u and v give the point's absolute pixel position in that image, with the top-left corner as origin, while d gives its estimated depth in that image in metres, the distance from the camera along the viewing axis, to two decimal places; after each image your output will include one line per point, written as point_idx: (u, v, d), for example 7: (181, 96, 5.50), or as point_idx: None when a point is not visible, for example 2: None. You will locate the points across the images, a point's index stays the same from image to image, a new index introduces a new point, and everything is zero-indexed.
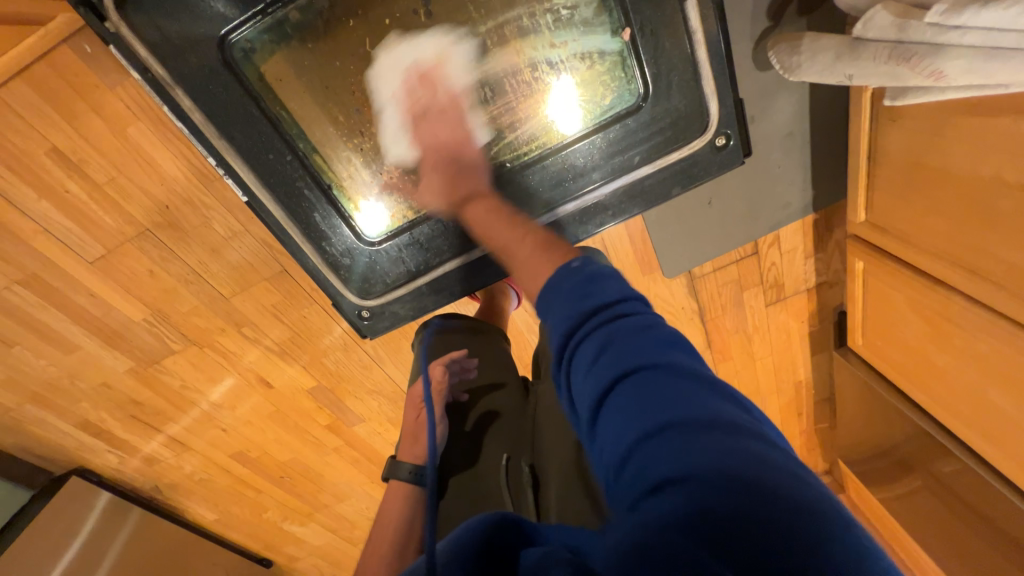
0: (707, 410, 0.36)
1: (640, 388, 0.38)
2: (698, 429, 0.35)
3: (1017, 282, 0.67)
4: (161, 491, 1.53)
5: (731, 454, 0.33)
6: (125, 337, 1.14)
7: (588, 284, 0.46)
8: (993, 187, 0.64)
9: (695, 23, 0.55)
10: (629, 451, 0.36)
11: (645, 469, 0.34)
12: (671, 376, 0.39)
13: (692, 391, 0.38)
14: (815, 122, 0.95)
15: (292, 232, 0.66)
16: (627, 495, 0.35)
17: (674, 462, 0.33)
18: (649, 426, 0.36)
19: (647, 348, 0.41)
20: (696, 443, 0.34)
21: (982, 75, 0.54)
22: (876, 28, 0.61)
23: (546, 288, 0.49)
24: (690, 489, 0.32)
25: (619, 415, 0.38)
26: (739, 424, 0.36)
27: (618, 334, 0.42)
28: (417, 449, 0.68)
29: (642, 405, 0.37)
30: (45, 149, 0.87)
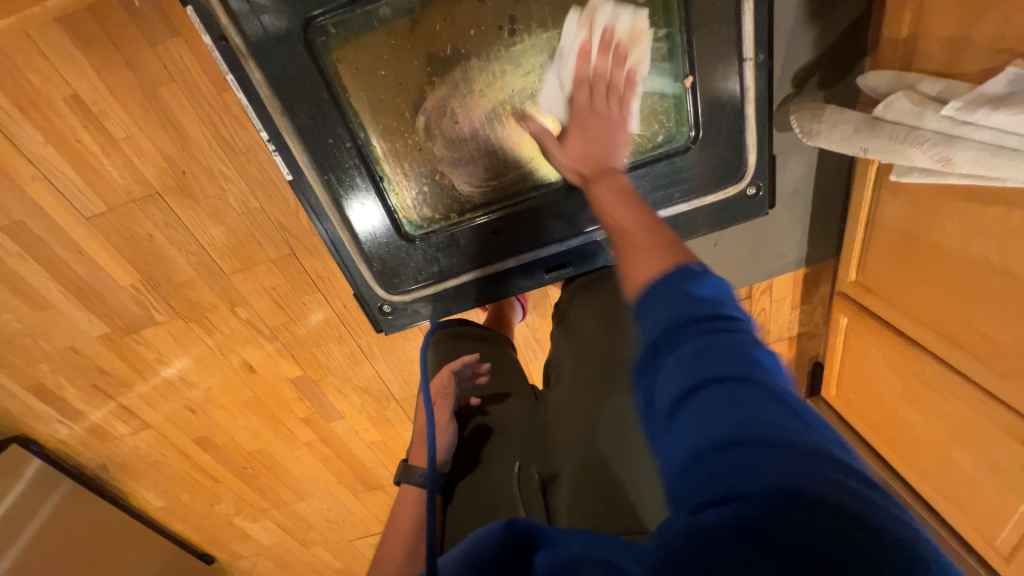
0: (796, 434, 0.36)
1: (722, 398, 0.38)
2: (784, 449, 0.35)
3: (992, 353, 0.74)
4: (107, 470, 1.42)
5: (816, 479, 0.33)
6: (106, 301, 1.07)
7: (692, 296, 0.44)
8: (979, 266, 0.72)
9: (749, 82, 0.61)
10: (700, 457, 0.37)
11: (719, 476, 0.35)
12: (763, 394, 0.38)
13: (780, 411, 0.37)
14: (819, 185, 1.03)
15: (333, 214, 0.66)
16: (695, 499, 0.36)
17: (753, 474, 0.34)
18: (731, 437, 0.36)
19: (740, 362, 0.40)
20: (777, 461, 0.34)
21: (987, 168, 0.62)
22: (895, 111, 0.68)
23: (643, 296, 0.49)
24: (763, 502, 0.32)
25: (697, 419, 0.38)
26: (830, 455, 0.35)
27: (709, 343, 0.41)
28: (426, 454, 0.69)
29: (724, 415, 0.37)
30: (65, 95, 0.83)
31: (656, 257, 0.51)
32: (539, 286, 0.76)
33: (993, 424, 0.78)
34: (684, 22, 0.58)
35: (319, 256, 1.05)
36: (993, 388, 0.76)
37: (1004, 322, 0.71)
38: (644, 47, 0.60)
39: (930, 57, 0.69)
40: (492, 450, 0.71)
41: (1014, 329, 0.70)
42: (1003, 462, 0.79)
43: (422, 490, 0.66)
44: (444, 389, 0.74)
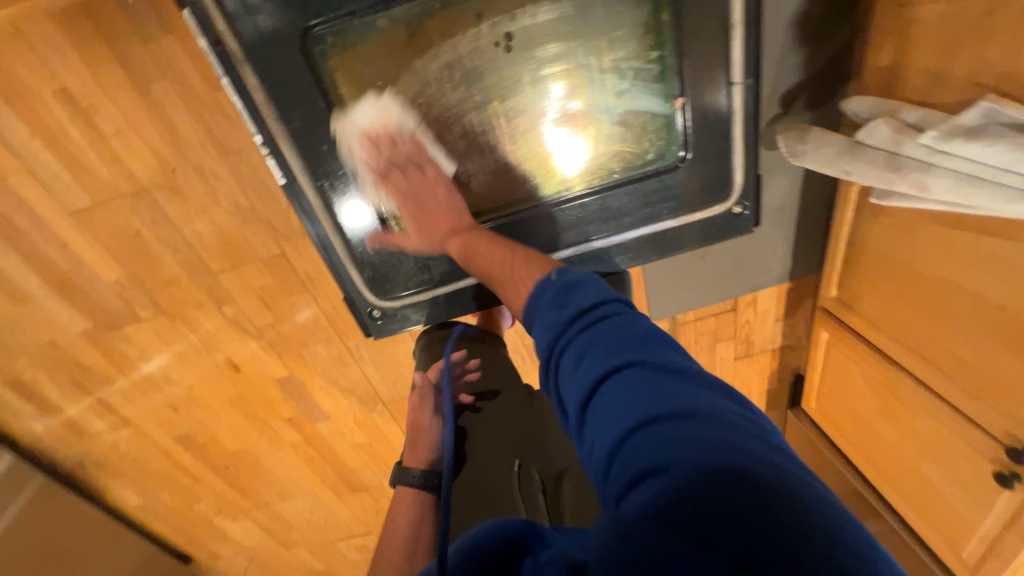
0: (698, 410, 0.41)
1: (628, 385, 0.44)
2: (696, 429, 0.39)
3: (960, 374, 0.78)
4: (83, 467, 1.39)
5: (723, 450, 0.37)
6: (90, 297, 1.06)
7: (566, 296, 0.55)
8: (951, 290, 0.75)
9: (737, 105, 0.63)
10: (618, 444, 0.41)
11: (629, 462, 0.39)
12: (654, 379, 0.44)
13: (683, 393, 0.43)
14: (804, 202, 1.06)
15: (324, 220, 0.66)
16: (615, 489, 0.40)
17: (660, 453, 0.38)
18: (638, 424, 0.41)
19: (637, 348, 0.47)
20: (683, 434, 0.39)
21: (960, 196, 0.64)
22: (876, 137, 0.71)
23: (536, 300, 0.58)
24: (686, 483, 0.35)
25: (606, 410, 0.44)
26: (727, 422, 0.40)
27: (599, 336, 0.50)
28: (420, 455, 0.72)
29: (629, 402, 0.43)
30: (54, 88, 0.82)
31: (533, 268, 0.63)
32: None
33: (961, 441, 0.81)
34: (675, 45, 0.59)
35: (309, 257, 1.05)
36: (963, 407, 0.79)
37: (973, 345, 0.74)
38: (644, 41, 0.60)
39: (913, 85, 0.72)
40: (486, 447, 0.72)
41: (984, 351, 0.72)
42: (969, 478, 0.82)
43: (420, 492, 0.68)
44: (421, 390, 0.76)
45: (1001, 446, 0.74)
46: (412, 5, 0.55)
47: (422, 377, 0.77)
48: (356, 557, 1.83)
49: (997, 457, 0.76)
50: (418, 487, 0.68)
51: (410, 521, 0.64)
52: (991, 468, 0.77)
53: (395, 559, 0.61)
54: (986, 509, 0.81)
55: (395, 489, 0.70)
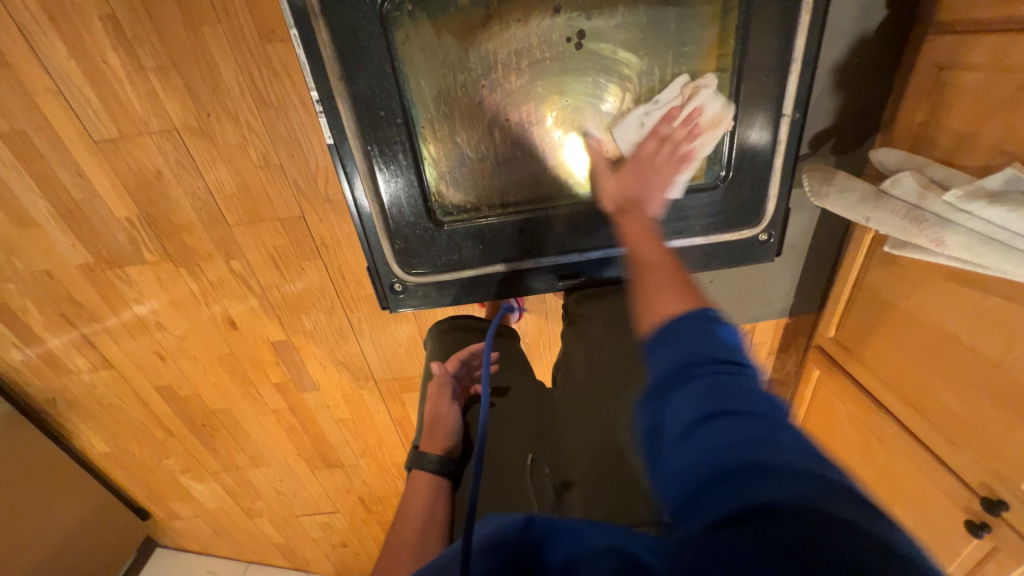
0: (815, 472, 0.36)
1: (744, 426, 0.40)
2: (825, 493, 0.35)
3: (945, 423, 0.81)
4: (56, 405, 1.35)
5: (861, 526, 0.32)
6: (96, 230, 1.03)
7: (707, 329, 0.48)
8: (949, 342, 0.78)
9: (782, 135, 0.66)
10: (711, 483, 0.38)
11: (735, 495, 0.36)
12: (764, 427, 0.40)
13: (800, 453, 0.38)
14: (815, 242, 1.09)
15: (365, 184, 0.66)
16: (702, 517, 0.37)
17: (768, 501, 0.34)
18: (742, 466, 0.37)
19: (758, 402, 0.42)
20: (815, 494, 0.34)
21: (974, 255, 0.67)
22: (902, 188, 0.74)
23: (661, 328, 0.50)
24: (787, 516, 0.33)
25: (702, 445, 0.40)
26: (860, 501, 0.35)
27: (729, 376, 0.44)
28: (438, 442, 0.72)
29: (747, 443, 0.38)
30: (101, 13, 0.81)
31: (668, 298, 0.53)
32: (550, 292, 0.78)
33: (938, 488, 0.84)
34: (736, 71, 0.62)
35: (328, 223, 1.05)
36: (943, 456, 0.82)
37: (962, 397, 0.77)
38: (703, 59, 0.63)
39: (940, 144, 0.76)
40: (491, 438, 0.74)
41: (973, 405, 0.76)
42: (940, 525, 0.86)
43: (436, 476, 0.68)
44: (439, 379, 0.76)
45: (976, 496, 0.78)
46: None
47: (442, 367, 0.76)
48: (317, 534, 1.80)
49: (971, 507, 0.79)
50: (434, 473, 0.68)
51: (427, 505, 0.64)
52: (963, 517, 0.81)
53: (410, 535, 0.61)
54: (953, 557, 0.85)
55: (409, 474, 0.69)
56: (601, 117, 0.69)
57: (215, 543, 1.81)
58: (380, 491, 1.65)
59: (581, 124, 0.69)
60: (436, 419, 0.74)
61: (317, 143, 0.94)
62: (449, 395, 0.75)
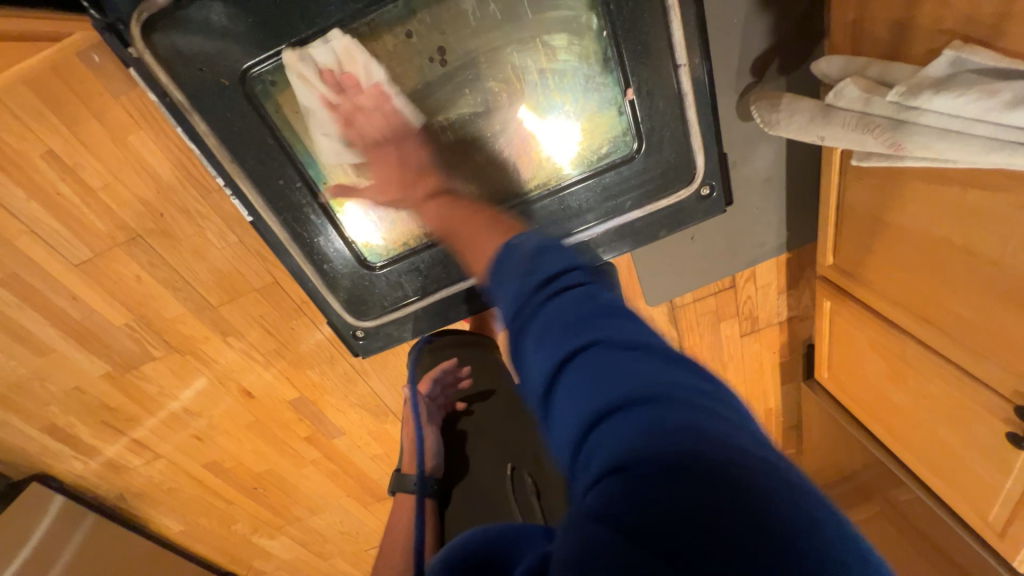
0: (654, 393, 0.36)
1: (592, 363, 0.39)
2: (661, 410, 0.35)
3: (961, 333, 0.74)
4: (125, 499, 1.47)
5: (694, 433, 0.33)
6: (105, 341, 1.12)
7: (534, 264, 0.48)
8: (944, 248, 0.71)
9: (686, 87, 0.61)
10: (583, 436, 0.37)
11: (604, 451, 0.35)
12: (610, 351, 0.40)
13: (641, 372, 0.38)
14: (791, 168, 1.02)
15: (292, 248, 0.68)
16: (583, 475, 0.36)
17: (622, 443, 0.34)
18: (601, 410, 0.37)
19: (590, 325, 0.42)
20: (648, 419, 0.34)
21: (936, 153, 0.60)
22: (845, 98, 0.68)
23: (496, 271, 0.52)
24: (656, 473, 0.31)
25: (566, 399, 0.39)
26: (697, 405, 0.35)
27: (560, 309, 0.44)
28: (419, 461, 0.75)
29: (590, 386, 0.38)
30: (41, 151, 0.86)
31: (492, 240, 0.57)
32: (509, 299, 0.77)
33: (973, 402, 0.77)
34: (613, 38, 0.58)
35: None
36: (968, 366, 0.76)
37: (973, 303, 0.70)
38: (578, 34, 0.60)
39: (878, 41, 0.68)
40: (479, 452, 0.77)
41: (983, 309, 0.69)
42: (986, 440, 0.79)
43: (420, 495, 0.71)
44: (413, 402, 0.78)
45: (1012, 405, 0.71)
46: (341, 34, 0.56)
47: (413, 390, 0.79)
48: None
49: (1010, 417, 0.72)
50: (419, 492, 0.71)
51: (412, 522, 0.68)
52: (1006, 429, 0.74)
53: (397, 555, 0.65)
54: (1005, 470, 0.78)
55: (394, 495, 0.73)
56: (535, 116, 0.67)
57: None
58: None
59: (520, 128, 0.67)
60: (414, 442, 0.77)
61: None
62: (423, 414, 0.78)
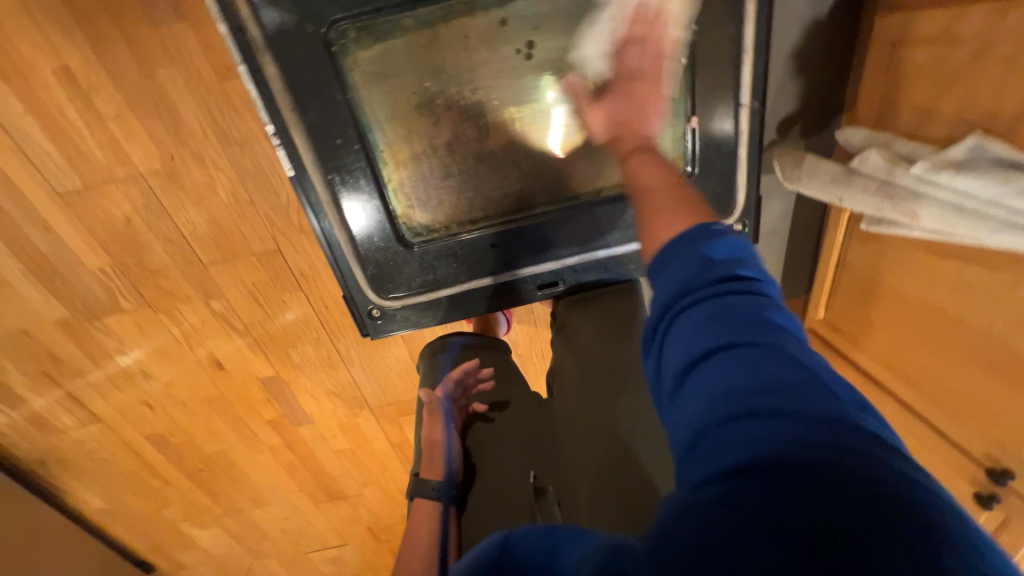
0: (815, 405, 0.36)
1: (734, 365, 0.39)
2: (796, 419, 0.36)
3: (939, 394, 0.81)
4: (45, 464, 1.31)
5: (837, 450, 0.34)
6: (70, 283, 1.01)
7: (703, 256, 0.46)
8: (935, 315, 0.78)
9: (743, 124, 0.67)
10: (705, 432, 0.39)
11: (738, 448, 0.36)
12: (774, 358, 0.39)
13: (797, 382, 0.37)
14: (795, 226, 1.09)
15: (330, 211, 0.66)
16: (701, 470, 0.38)
17: (760, 447, 0.35)
18: (740, 410, 0.37)
19: (741, 328, 0.41)
20: (799, 433, 0.35)
21: (949, 226, 0.66)
22: (869, 165, 0.74)
23: (657, 257, 0.50)
24: (784, 486, 0.33)
25: (704, 391, 0.40)
26: (861, 427, 0.36)
27: (721, 309, 0.42)
28: (436, 467, 0.73)
29: (733, 386, 0.38)
30: (54, 66, 0.80)
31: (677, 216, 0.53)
32: (534, 301, 0.78)
33: (942, 461, 0.84)
34: (690, 65, 0.63)
35: (305, 254, 1.03)
36: (943, 427, 0.82)
37: (957, 368, 0.76)
38: None
39: (902, 119, 0.76)
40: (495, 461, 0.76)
41: (965, 375, 0.75)
42: None
43: (437, 502, 0.71)
44: (432, 405, 0.77)
45: (981, 467, 0.77)
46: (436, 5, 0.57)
47: (430, 394, 0.78)
48: (329, 569, 1.76)
49: (977, 478, 0.78)
50: (436, 498, 0.71)
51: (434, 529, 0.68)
52: (970, 490, 0.80)
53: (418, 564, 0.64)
54: None
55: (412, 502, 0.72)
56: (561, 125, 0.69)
57: None
58: (387, 519, 1.62)
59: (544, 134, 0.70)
60: (433, 446, 0.75)
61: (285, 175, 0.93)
62: (442, 418, 0.76)
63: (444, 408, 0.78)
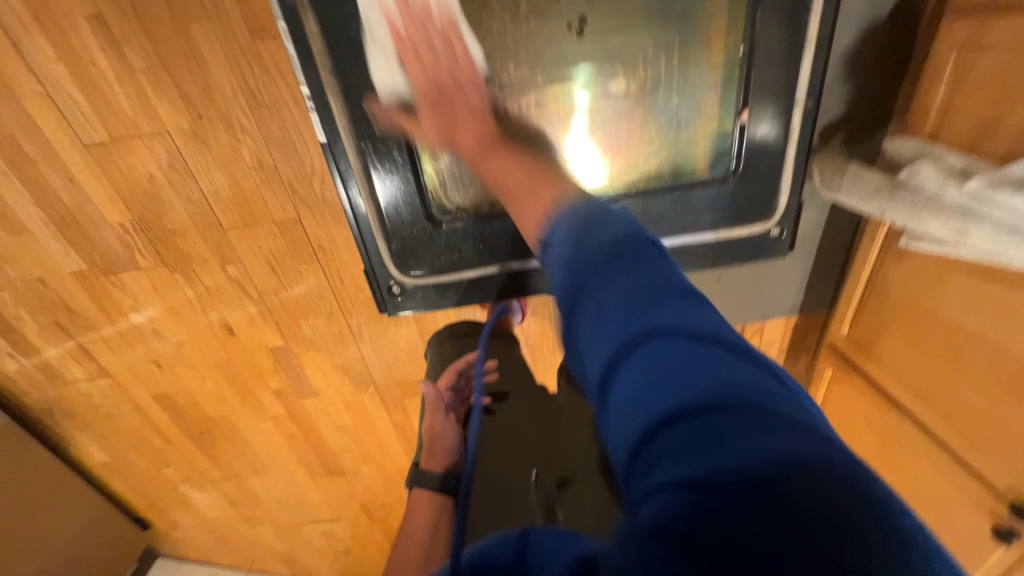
0: (727, 386, 0.35)
1: (647, 358, 0.39)
2: (726, 412, 0.34)
3: (965, 422, 0.78)
4: (52, 415, 1.32)
5: (782, 453, 0.31)
6: (88, 236, 1.01)
7: (589, 241, 0.48)
8: (972, 340, 0.75)
9: (794, 123, 0.68)
10: (638, 436, 0.36)
11: (664, 453, 0.34)
12: (681, 348, 0.38)
13: (712, 372, 0.36)
14: (826, 236, 1.06)
15: (359, 181, 0.67)
16: (637, 480, 0.35)
17: (694, 449, 0.33)
18: (665, 405, 0.36)
19: (654, 311, 0.41)
20: (713, 423, 0.33)
21: (1001, 248, 0.63)
22: (919, 178, 0.70)
23: (551, 247, 0.52)
24: (717, 485, 0.30)
25: (627, 393, 0.39)
26: (782, 409, 0.34)
27: (621, 293, 0.43)
28: (437, 459, 0.72)
29: (650, 380, 0.38)
30: (88, 13, 0.79)
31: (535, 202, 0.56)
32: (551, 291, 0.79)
33: (960, 491, 0.81)
34: (746, 56, 0.64)
35: (325, 226, 1.02)
36: (965, 456, 0.79)
37: (990, 397, 0.74)
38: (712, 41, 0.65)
39: (959, 133, 0.73)
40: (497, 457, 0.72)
41: (997, 405, 0.73)
42: (964, 530, 0.83)
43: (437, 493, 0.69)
44: (432, 399, 0.76)
45: (1002, 500, 0.75)
46: None
47: (430, 387, 0.76)
48: (321, 542, 1.77)
49: (996, 511, 0.76)
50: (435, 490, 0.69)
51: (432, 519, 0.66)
52: (988, 522, 0.78)
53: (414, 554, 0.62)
54: (977, 563, 0.82)
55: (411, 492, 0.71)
56: (586, 109, 0.71)
57: (216, 552, 1.78)
58: (383, 498, 1.62)
59: (568, 118, 0.71)
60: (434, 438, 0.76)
61: (311, 143, 0.92)
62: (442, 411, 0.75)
63: (445, 400, 0.77)
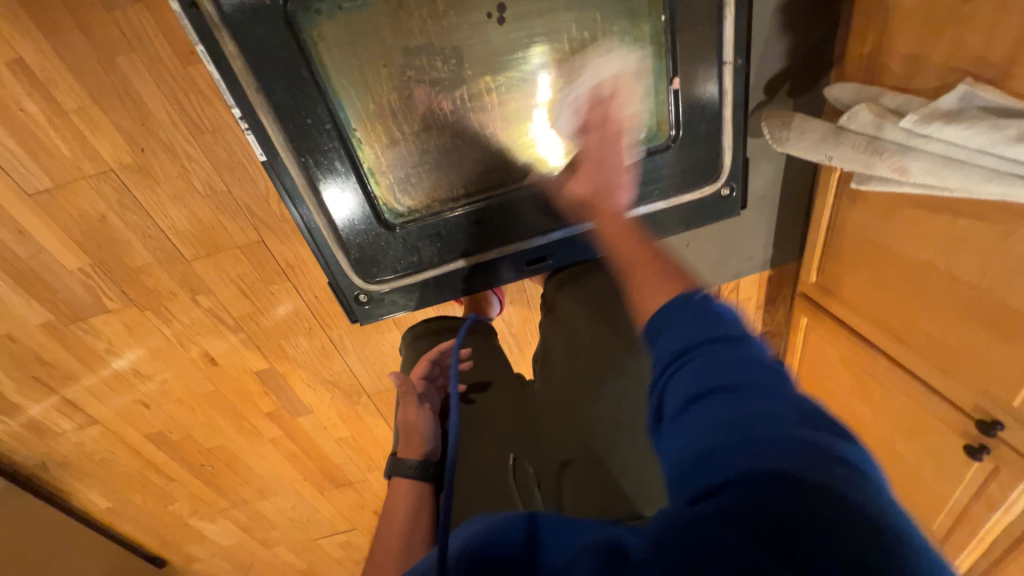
0: (798, 439, 0.38)
1: (724, 404, 0.41)
2: (793, 455, 0.37)
3: (929, 350, 0.81)
4: (46, 468, 1.31)
5: (827, 490, 0.35)
6: (50, 285, 0.99)
7: (709, 312, 0.48)
8: (926, 271, 0.77)
9: (725, 83, 0.71)
10: (700, 457, 0.40)
11: (730, 473, 0.38)
12: (762, 399, 0.41)
13: (800, 425, 0.39)
14: (785, 189, 1.08)
15: (307, 196, 0.69)
16: (697, 491, 0.40)
17: (766, 474, 0.36)
18: (739, 440, 0.39)
19: (743, 373, 0.43)
20: (783, 463, 0.36)
21: (939, 179, 0.65)
22: (858, 122, 0.72)
23: (667, 307, 0.51)
24: (779, 496, 0.35)
25: (699, 425, 0.42)
26: (845, 464, 0.37)
27: (714, 356, 0.44)
28: (414, 446, 0.73)
29: (728, 419, 0.40)
30: (7, 59, 0.76)
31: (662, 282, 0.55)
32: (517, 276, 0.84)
33: (933, 415, 0.85)
34: (669, 24, 0.66)
35: (290, 243, 1.02)
36: (935, 383, 0.83)
37: (949, 323, 0.76)
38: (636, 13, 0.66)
39: (891, 72, 0.74)
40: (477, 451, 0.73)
41: (956, 329, 0.76)
42: (942, 452, 0.86)
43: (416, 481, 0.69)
44: (404, 388, 0.75)
45: (971, 419, 0.78)
46: None
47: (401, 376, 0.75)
48: (339, 554, 1.79)
49: (967, 430, 0.80)
50: (415, 478, 0.69)
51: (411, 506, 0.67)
52: (962, 441, 0.81)
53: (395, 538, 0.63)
54: (956, 481, 0.86)
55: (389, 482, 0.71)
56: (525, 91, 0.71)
57: None
58: None
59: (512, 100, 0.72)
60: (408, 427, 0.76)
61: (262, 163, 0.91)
62: (416, 400, 0.75)
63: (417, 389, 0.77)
